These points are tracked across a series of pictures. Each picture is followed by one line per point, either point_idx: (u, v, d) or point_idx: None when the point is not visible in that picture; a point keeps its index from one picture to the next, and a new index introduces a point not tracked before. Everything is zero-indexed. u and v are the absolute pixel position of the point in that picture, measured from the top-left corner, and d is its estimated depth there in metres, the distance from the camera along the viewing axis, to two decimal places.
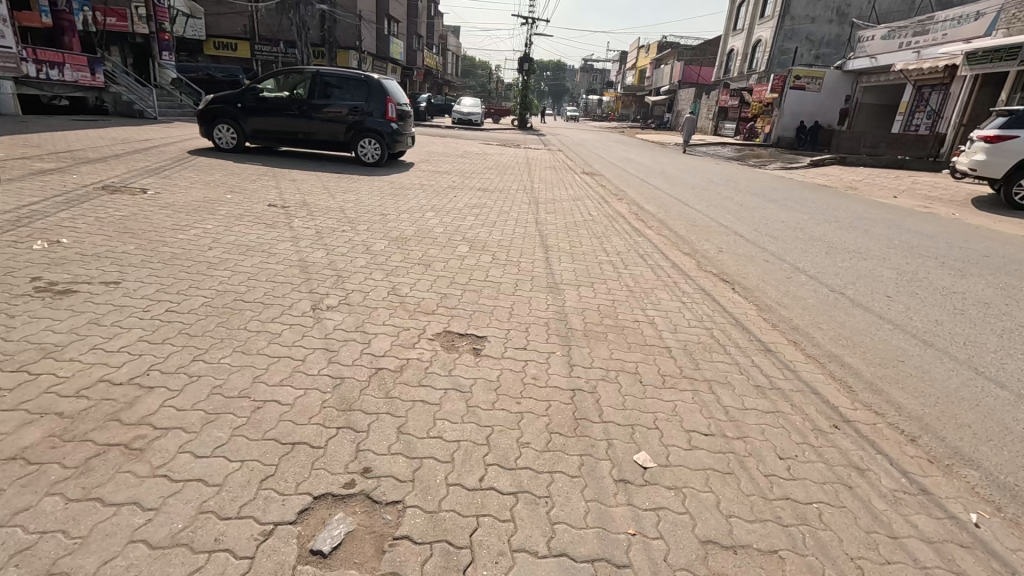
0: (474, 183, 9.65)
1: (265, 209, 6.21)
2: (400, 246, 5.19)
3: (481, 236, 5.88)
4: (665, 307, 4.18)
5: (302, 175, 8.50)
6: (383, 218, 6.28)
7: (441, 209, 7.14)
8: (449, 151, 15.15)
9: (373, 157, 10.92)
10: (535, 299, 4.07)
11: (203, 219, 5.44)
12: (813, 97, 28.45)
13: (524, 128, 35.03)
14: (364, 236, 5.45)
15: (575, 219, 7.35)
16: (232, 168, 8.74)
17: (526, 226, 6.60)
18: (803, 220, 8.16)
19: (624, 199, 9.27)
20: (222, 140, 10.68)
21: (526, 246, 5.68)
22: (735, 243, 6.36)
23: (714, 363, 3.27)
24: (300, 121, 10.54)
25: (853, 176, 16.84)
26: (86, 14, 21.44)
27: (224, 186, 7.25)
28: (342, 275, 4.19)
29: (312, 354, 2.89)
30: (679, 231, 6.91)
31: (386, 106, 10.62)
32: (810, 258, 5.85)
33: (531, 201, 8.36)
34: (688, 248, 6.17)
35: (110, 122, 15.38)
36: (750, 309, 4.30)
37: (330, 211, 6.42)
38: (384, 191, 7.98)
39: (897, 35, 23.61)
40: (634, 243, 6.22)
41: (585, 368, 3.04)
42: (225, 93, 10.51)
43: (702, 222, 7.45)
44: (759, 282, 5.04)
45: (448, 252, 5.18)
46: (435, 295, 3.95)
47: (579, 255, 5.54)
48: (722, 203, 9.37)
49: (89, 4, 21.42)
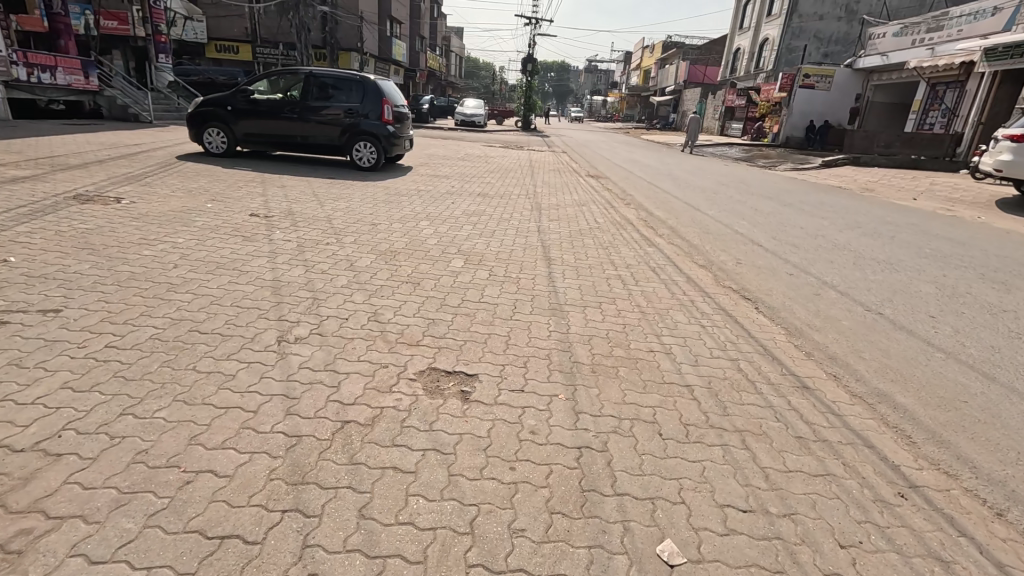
0: (473, 188, 9.20)
1: (247, 219, 5.79)
2: (387, 261, 4.73)
3: (478, 248, 5.41)
4: (683, 334, 3.68)
5: (293, 181, 8.09)
6: (372, 228, 5.84)
7: (437, 217, 6.69)
8: (449, 154, 14.71)
9: (369, 161, 10.47)
10: (534, 324, 3.59)
11: (176, 232, 5.01)
12: (823, 95, 27.82)
13: (527, 130, 34.76)
14: (349, 249, 4.99)
15: (580, 227, 6.87)
16: (219, 174, 8.33)
17: (527, 235, 6.13)
18: (825, 226, 7.64)
19: (632, 204, 8.77)
20: (213, 144, 10.28)
21: (526, 258, 5.20)
22: (755, 254, 5.85)
23: (744, 407, 2.78)
24: (293, 124, 10.12)
25: (867, 177, 16.28)
26: (87, 17, 21.24)
27: (207, 194, 6.83)
28: (318, 298, 3.71)
29: (267, 403, 2.43)
30: (692, 240, 6.41)
31: (382, 108, 10.19)
32: (838, 271, 5.34)
33: (533, 207, 7.89)
34: (703, 259, 5.67)
35: (103, 126, 15.01)
36: (778, 334, 3.80)
37: (316, 220, 5.98)
38: (377, 197, 7.54)
39: (909, 32, 22.99)
40: (645, 254, 5.74)
41: (594, 416, 2.56)
42: (216, 96, 10.11)
43: (717, 230, 6.94)
44: (785, 299, 4.54)
45: (439, 266, 4.72)
46: (421, 321, 3.48)
47: (585, 269, 5.07)
48: (736, 207, 8.85)
49: (91, 8, 21.29)
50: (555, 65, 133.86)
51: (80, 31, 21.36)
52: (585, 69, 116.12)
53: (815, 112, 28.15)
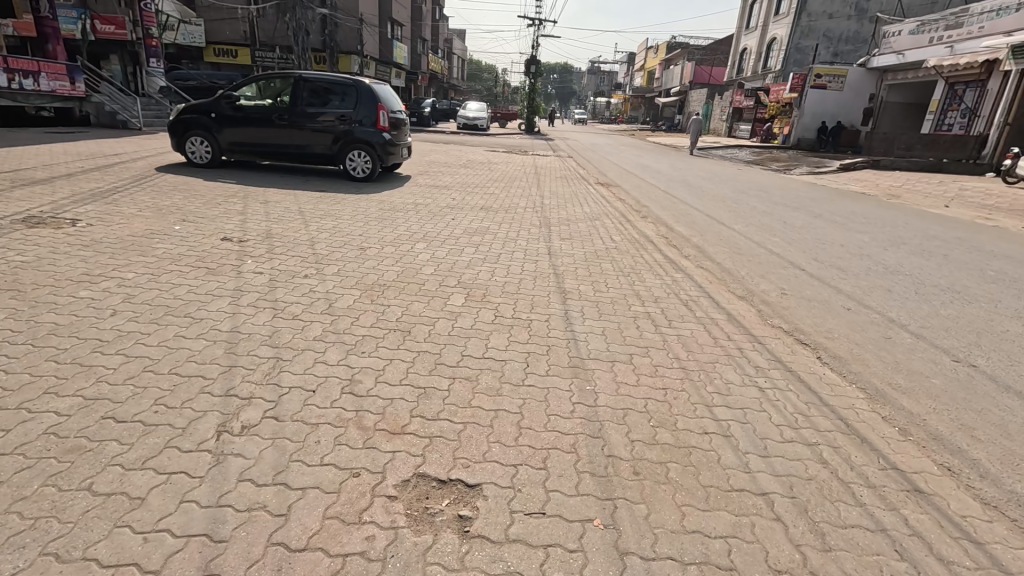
0: (475, 201, 8.49)
1: (218, 244, 5.07)
2: (371, 299, 3.99)
3: (480, 278, 4.68)
4: (739, 403, 2.92)
5: (279, 196, 7.41)
6: (359, 253, 5.12)
7: (434, 237, 5.97)
8: (450, 161, 13.97)
9: (363, 171, 9.74)
10: (550, 393, 2.83)
11: (127, 264, 4.29)
12: (836, 96, 26.82)
13: (531, 132, 34.03)
14: (330, 283, 4.25)
15: (595, 247, 6.12)
16: (198, 188, 7.65)
17: (536, 260, 5.41)
18: (867, 243, 6.87)
19: (650, 218, 8.02)
20: (195, 154, 9.58)
21: (539, 291, 4.46)
22: (799, 281, 5.09)
23: (848, 533, 2.02)
24: (281, 132, 9.43)
25: (890, 182, 15.48)
26: (85, 21, 20.92)
27: (178, 213, 6.12)
28: (281, 360, 2.96)
29: (178, 555, 1.69)
30: (725, 265, 5.66)
31: (377, 114, 9.47)
32: (901, 304, 4.58)
33: (541, 224, 7.15)
34: (741, 289, 4.91)
35: (88, 134, 14.28)
36: (859, 401, 3.03)
37: (295, 245, 5.25)
38: (369, 214, 6.88)
39: (926, 29, 22.14)
40: (674, 283, 4.99)
41: (646, 563, 1.80)
42: (199, 102, 9.43)
43: (749, 250, 6.17)
44: (852, 344, 3.77)
45: (435, 305, 3.98)
46: (408, 392, 2.73)
47: (607, 303, 4.32)
48: (764, 221, 8.07)
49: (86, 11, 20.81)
50: (558, 67, 133.20)
51: (77, 36, 21.06)
52: (588, 71, 115.32)
53: (827, 113, 27.18)
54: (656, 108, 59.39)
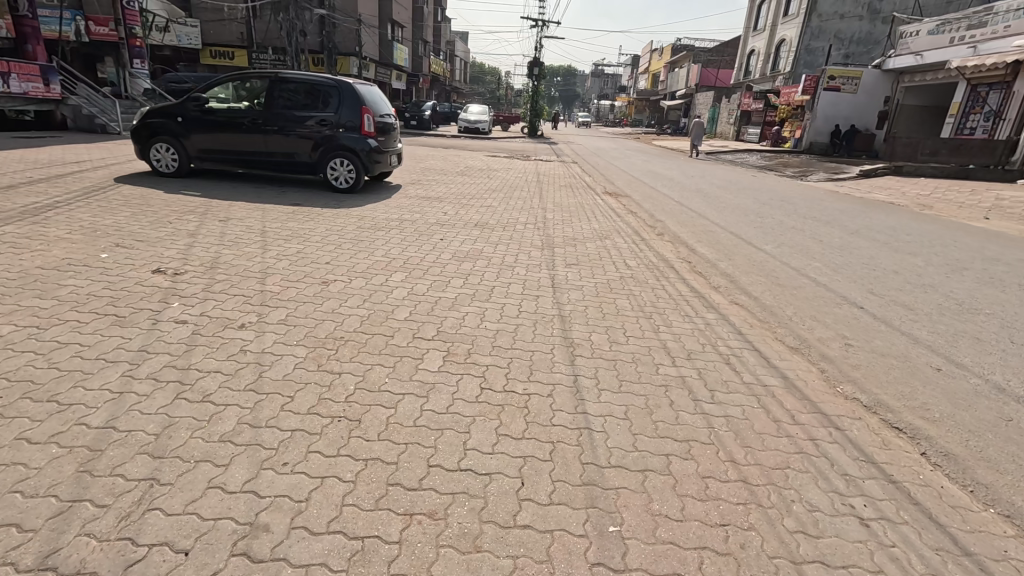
0: (470, 216, 7.58)
1: (148, 278, 4.14)
2: (318, 363, 3.03)
3: (467, 324, 3.75)
4: (841, 556, 1.94)
5: (243, 213, 6.54)
6: (319, 290, 4.18)
7: (417, 265, 5.03)
8: (447, 168, 13.04)
9: (346, 181, 8.77)
10: (556, 549, 1.87)
11: (7, 313, 3.32)
12: (849, 99, 25.67)
13: (534, 136, 33.13)
14: (271, 338, 3.31)
15: (608, 277, 5.17)
16: (153, 203, 6.75)
17: (537, 297, 4.45)
18: (922, 268, 5.92)
19: (668, 236, 7.05)
20: (161, 162, 8.66)
21: (540, 345, 3.50)
22: (863, 326, 4.12)
23: None
24: (255, 138, 8.49)
25: (917, 190, 14.50)
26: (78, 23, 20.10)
27: (116, 235, 5.22)
28: (153, 487, 1.99)
29: None
30: (766, 302, 4.69)
31: (361, 118, 8.53)
32: (1002, 360, 3.60)
33: (543, 244, 6.21)
34: (795, 338, 3.93)
35: (60, 138, 13.42)
36: (1012, 545, 2.04)
37: (243, 279, 4.31)
38: (345, 234, 5.98)
39: (947, 29, 21.11)
40: (709, 329, 4.04)
41: None
42: (165, 105, 8.50)
43: (790, 281, 5.20)
44: (966, 431, 2.78)
45: (403, 369, 3.04)
46: (335, 554, 1.77)
47: (627, 364, 3.35)
48: (796, 239, 7.12)
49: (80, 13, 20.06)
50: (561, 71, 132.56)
51: (69, 37, 20.24)
52: (591, 74, 114.81)
53: (841, 115, 26.00)
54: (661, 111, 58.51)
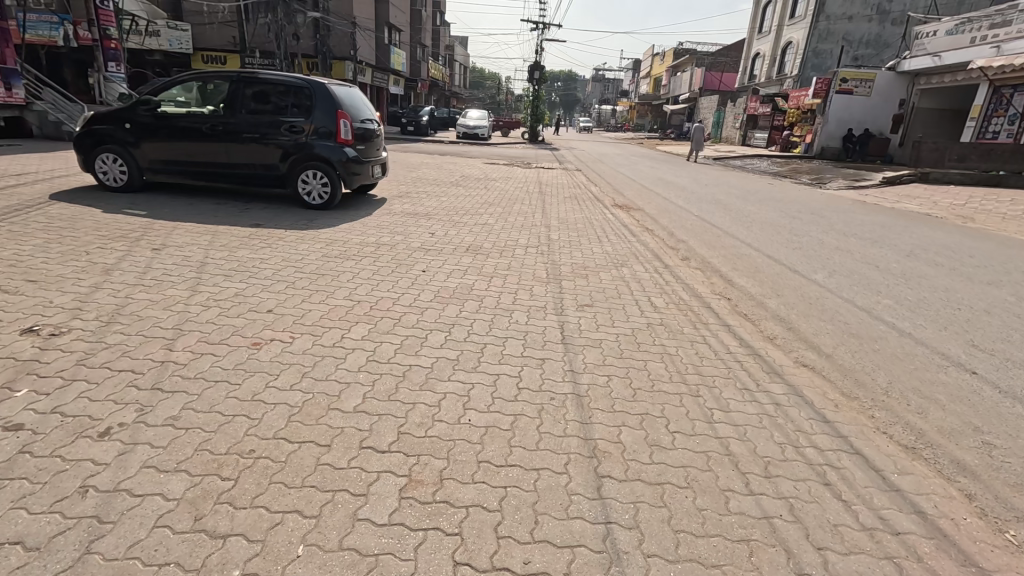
0: (460, 237, 6.51)
1: (6, 343, 3.02)
2: (197, 514, 1.90)
3: (443, 418, 2.62)
4: None
5: (187, 238, 5.45)
6: (243, 361, 3.04)
7: (386, 312, 3.92)
8: (441, 178, 11.97)
9: (320, 196, 7.62)
10: None
11: None
12: (863, 101, 24.53)
13: (535, 141, 32.10)
14: (139, 457, 2.18)
15: (631, 325, 4.05)
16: (81, 226, 5.65)
17: (540, 363, 3.30)
18: (1019, 306, 4.78)
19: (695, 263, 5.94)
20: (108, 175, 7.55)
21: (547, 459, 2.37)
22: (996, 409, 2.98)
23: None
24: (215, 145, 7.39)
25: (949, 199, 13.44)
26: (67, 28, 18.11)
27: (6, 272, 4.12)
28: None
29: None
30: (844, 365, 3.55)
31: (337, 124, 7.42)
32: None
33: (548, 276, 5.09)
34: (909, 434, 2.78)
35: (19, 146, 12.32)
36: None
37: (144, 341, 3.18)
38: (304, 266, 4.89)
39: (967, 29, 20.01)
40: (782, 413, 2.92)
41: None
42: (112, 110, 7.43)
43: (866, 331, 4.07)
44: None
45: (335, 521, 1.92)
46: None
47: (683, 496, 2.20)
48: (848, 266, 6.01)
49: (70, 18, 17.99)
50: (563, 76, 133.40)
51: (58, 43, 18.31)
52: (591, 79, 114.31)
53: (853, 119, 24.74)
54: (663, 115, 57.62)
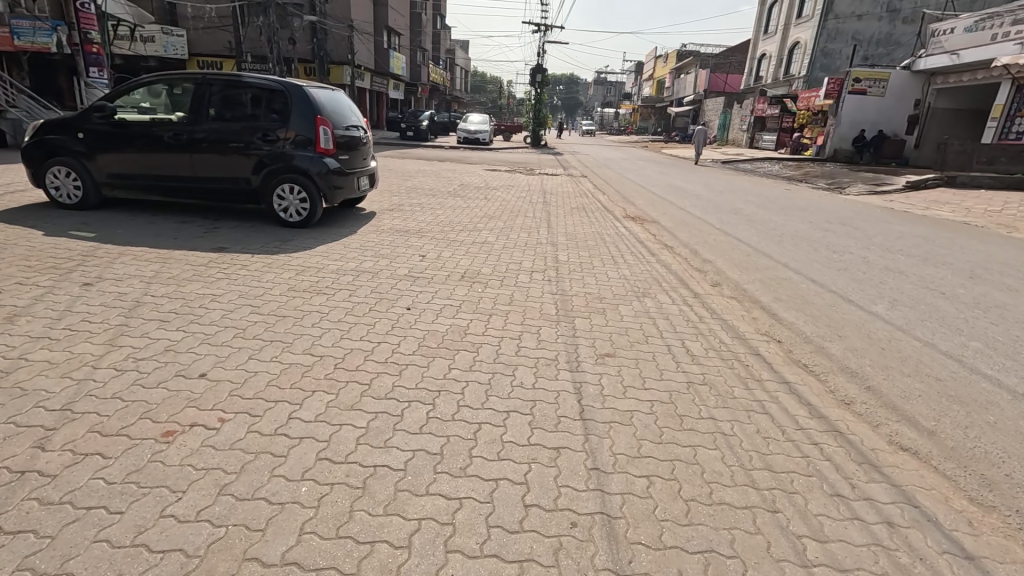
0: (454, 259, 5.67)
1: None
2: None
3: (414, 573, 1.76)
4: None
5: (131, 268, 4.62)
6: (139, 465, 2.18)
7: (351, 376, 3.04)
8: (438, 187, 11.15)
9: (298, 213, 6.78)
10: None
11: None
12: (876, 102, 23.55)
13: (536, 145, 31.21)
14: None
15: (668, 385, 3.18)
16: (8, 253, 4.82)
17: (553, 458, 2.41)
18: None
19: (730, 291, 5.06)
20: (61, 190, 6.75)
21: None
22: None
23: None
24: (179, 156, 6.57)
25: (984, 204, 12.55)
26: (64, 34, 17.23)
27: None
28: None
29: None
30: (959, 450, 2.66)
31: (316, 131, 6.58)
32: None
33: (558, 314, 4.23)
34: None
35: None
36: None
37: (12, 434, 2.32)
38: (262, 303, 4.04)
39: (987, 25, 18.91)
40: (902, 545, 2.03)
41: None
42: (64, 117, 6.63)
43: (970, 393, 3.17)
44: None
45: None
46: None
47: None
48: (909, 292, 5.13)
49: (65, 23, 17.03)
50: (564, 79, 133.37)
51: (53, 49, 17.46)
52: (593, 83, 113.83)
53: (866, 120, 23.76)
54: (667, 118, 56.81)
